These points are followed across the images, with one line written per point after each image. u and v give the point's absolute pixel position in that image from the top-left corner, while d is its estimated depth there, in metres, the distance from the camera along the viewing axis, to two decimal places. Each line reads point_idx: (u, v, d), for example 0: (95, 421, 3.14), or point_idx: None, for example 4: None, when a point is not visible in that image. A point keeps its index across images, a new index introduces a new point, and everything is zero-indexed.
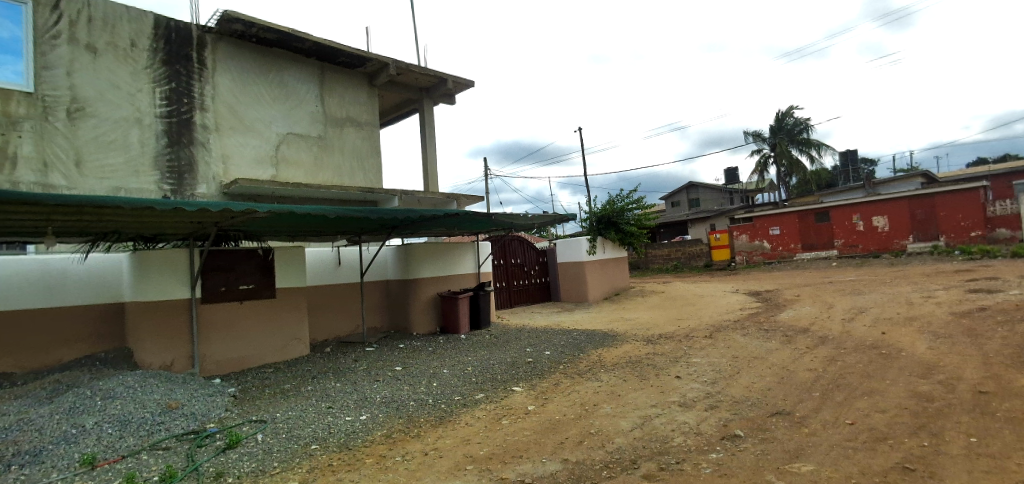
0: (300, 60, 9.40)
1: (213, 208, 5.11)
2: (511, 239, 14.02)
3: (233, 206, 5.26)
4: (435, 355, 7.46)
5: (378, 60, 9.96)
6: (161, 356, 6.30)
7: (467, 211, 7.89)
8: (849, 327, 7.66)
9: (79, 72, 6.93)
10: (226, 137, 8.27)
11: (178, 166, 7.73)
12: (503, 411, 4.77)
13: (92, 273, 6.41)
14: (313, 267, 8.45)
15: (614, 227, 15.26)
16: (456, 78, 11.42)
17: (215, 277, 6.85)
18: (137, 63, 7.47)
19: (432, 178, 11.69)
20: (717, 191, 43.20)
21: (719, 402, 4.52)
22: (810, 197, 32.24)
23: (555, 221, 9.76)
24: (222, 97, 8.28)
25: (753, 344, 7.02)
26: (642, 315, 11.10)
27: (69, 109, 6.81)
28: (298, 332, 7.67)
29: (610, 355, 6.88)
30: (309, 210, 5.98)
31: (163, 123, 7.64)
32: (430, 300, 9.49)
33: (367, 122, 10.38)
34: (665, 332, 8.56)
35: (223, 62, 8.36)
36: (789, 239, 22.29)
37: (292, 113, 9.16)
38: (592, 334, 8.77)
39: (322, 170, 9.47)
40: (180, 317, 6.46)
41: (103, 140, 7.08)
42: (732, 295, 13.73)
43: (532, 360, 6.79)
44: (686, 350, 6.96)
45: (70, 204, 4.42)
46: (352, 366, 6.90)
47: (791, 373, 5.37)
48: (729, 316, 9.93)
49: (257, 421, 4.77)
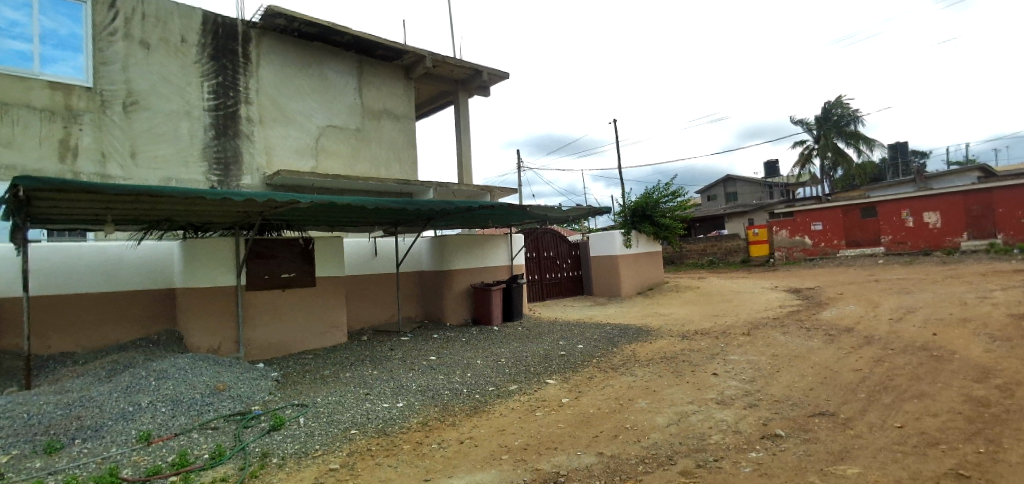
0: (339, 53, 9.59)
1: (259, 199, 5.31)
2: (543, 232, 14.01)
3: (277, 197, 5.45)
4: (468, 346, 7.55)
5: (414, 53, 10.07)
6: (209, 340, 6.60)
7: (501, 203, 7.91)
8: (898, 327, 7.34)
9: (134, 67, 7.28)
10: (269, 130, 8.54)
11: (224, 157, 8.04)
12: (537, 403, 4.80)
13: (146, 259, 6.77)
14: (350, 256, 8.67)
15: (648, 221, 15.02)
16: (491, 70, 11.43)
17: (259, 264, 7.12)
18: (186, 58, 7.78)
19: (466, 170, 11.77)
20: (756, 184, 41.89)
21: (758, 401, 4.41)
22: (855, 191, 30.86)
23: (588, 214, 9.68)
24: (265, 91, 8.55)
25: (794, 342, 6.81)
26: (676, 310, 10.92)
27: (125, 103, 7.17)
28: (337, 320, 7.90)
29: (644, 350, 6.81)
30: (349, 200, 6.14)
31: (210, 116, 7.94)
32: (464, 291, 9.60)
33: (403, 115, 10.52)
34: (701, 329, 8.40)
35: (267, 56, 8.62)
36: (832, 235, 21.43)
37: (331, 106, 9.38)
38: (625, 328, 8.69)
39: (359, 161, 9.67)
40: (227, 303, 6.74)
41: (156, 132, 7.43)
42: (771, 292, 13.32)
43: (565, 354, 6.78)
44: (723, 347, 6.82)
45: (128, 193, 4.67)
46: (388, 354, 7.07)
47: (835, 373, 5.18)
48: (767, 314, 9.67)
49: (298, 405, 4.94)
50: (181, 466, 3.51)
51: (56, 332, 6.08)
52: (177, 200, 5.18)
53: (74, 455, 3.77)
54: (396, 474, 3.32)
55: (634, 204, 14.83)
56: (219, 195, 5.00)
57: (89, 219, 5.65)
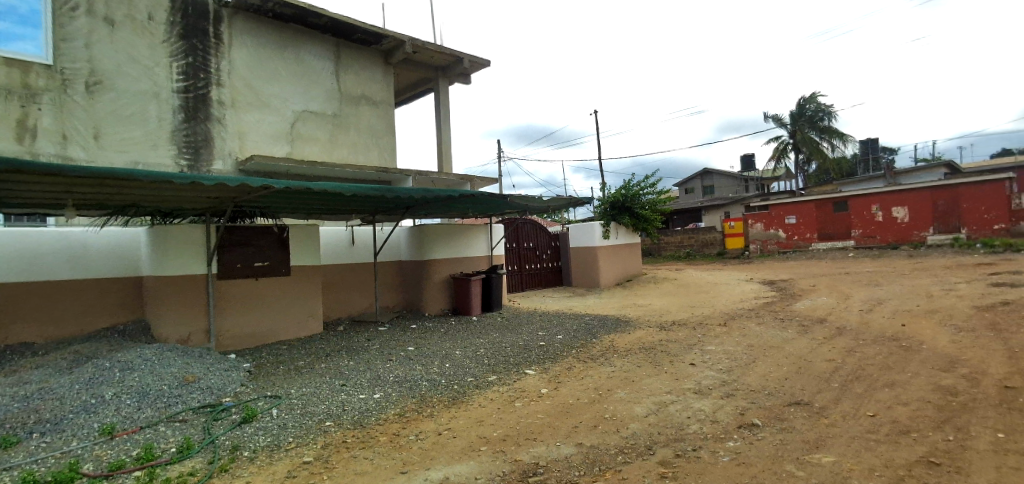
0: (316, 36, 9.29)
1: (231, 183, 5.10)
2: (524, 222, 13.95)
3: (251, 182, 5.24)
4: (447, 336, 7.46)
5: (394, 38, 9.83)
6: (179, 330, 6.38)
7: (483, 192, 7.80)
8: (868, 318, 7.53)
9: (97, 44, 6.91)
10: (242, 113, 8.23)
11: (195, 141, 7.73)
12: (516, 394, 4.77)
13: (111, 246, 6.47)
14: (327, 245, 8.47)
15: (628, 212, 15.11)
16: (473, 57, 11.26)
17: (232, 252, 6.89)
18: (154, 37, 7.42)
19: (446, 158, 11.61)
20: (733, 178, 42.56)
21: (736, 391, 4.45)
22: (828, 186, 31.62)
23: (570, 205, 9.65)
24: (238, 72, 8.23)
25: (769, 333, 6.93)
26: (654, 301, 11.03)
27: (88, 82, 6.81)
28: (313, 309, 7.72)
29: (623, 341, 6.84)
30: (326, 186, 5.95)
31: (180, 98, 7.61)
32: (443, 281, 9.50)
33: (382, 101, 10.28)
34: (678, 319, 8.49)
35: (240, 37, 8.28)
36: (805, 228, 21.92)
37: (308, 90, 9.09)
38: (604, 319, 8.73)
39: (337, 148, 9.43)
40: (197, 292, 6.51)
41: (121, 114, 7.08)
42: (747, 284, 13.56)
43: (545, 344, 6.76)
44: (700, 338, 6.89)
45: (90, 176, 4.43)
46: (365, 345, 6.94)
47: (809, 363, 5.28)
48: (742, 305, 9.83)
49: (271, 397, 4.80)
50: (145, 461, 3.37)
51: (13, 322, 5.77)
52: (144, 184, 4.94)
53: (31, 450, 3.59)
54: (372, 467, 3.24)
55: (614, 195, 14.89)
56: (189, 178, 4.78)
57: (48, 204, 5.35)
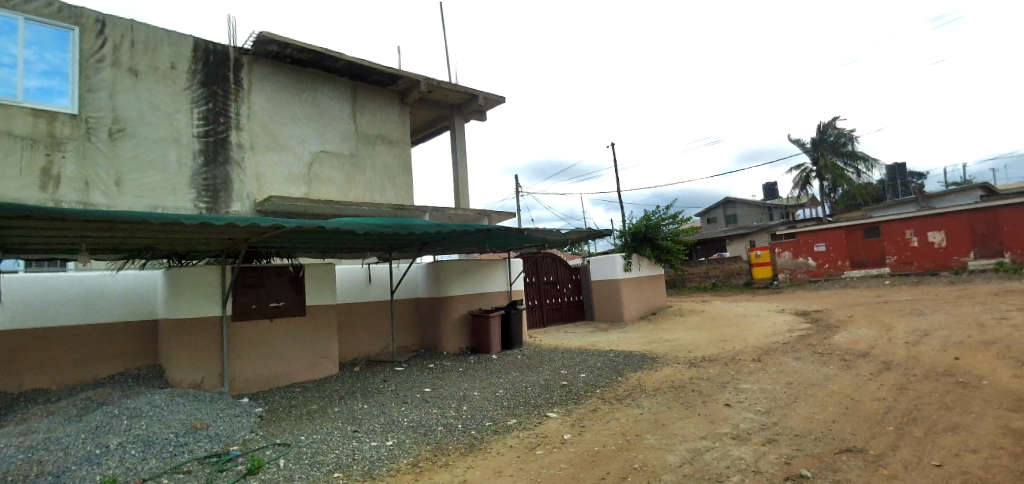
0: (333, 79, 9.51)
1: (240, 224, 5.03)
2: (543, 256, 13.73)
3: (261, 222, 5.17)
4: (465, 376, 7.18)
5: (410, 78, 10.01)
6: (191, 374, 6.27)
7: (498, 226, 7.62)
8: (917, 351, 6.98)
9: (121, 94, 7.15)
10: (260, 155, 8.37)
11: (213, 184, 7.84)
12: (537, 440, 4.44)
13: (126, 290, 6.47)
14: (342, 284, 8.38)
15: (650, 244, 14.78)
16: (487, 94, 11.38)
17: (247, 294, 6.84)
18: (176, 84, 7.67)
19: (463, 194, 11.59)
20: (756, 206, 41.84)
21: (778, 436, 4.05)
22: (857, 212, 30.69)
23: (589, 237, 9.44)
24: (257, 116, 8.42)
25: (808, 369, 6.47)
26: (682, 335, 10.55)
27: (111, 130, 7.01)
28: (328, 350, 7.56)
29: (651, 379, 6.45)
30: (338, 224, 5.85)
31: (200, 142, 7.78)
32: (461, 318, 9.27)
33: (398, 139, 10.40)
34: (709, 355, 8.04)
35: (259, 82, 8.52)
36: (835, 256, 21.19)
37: (325, 132, 9.25)
38: (629, 355, 8.33)
39: (353, 187, 9.49)
40: (210, 335, 6.42)
41: (143, 160, 7.25)
42: (779, 315, 12.95)
43: (567, 384, 6.42)
44: (733, 375, 6.46)
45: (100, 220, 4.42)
46: (381, 386, 6.70)
47: (857, 402, 4.84)
48: (777, 338, 9.30)
49: (280, 444, 4.57)
50: None
51: (27, 369, 5.75)
52: (155, 227, 4.92)
53: None
54: None
55: (634, 227, 14.63)
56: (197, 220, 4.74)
57: (63, 249, 5.39)
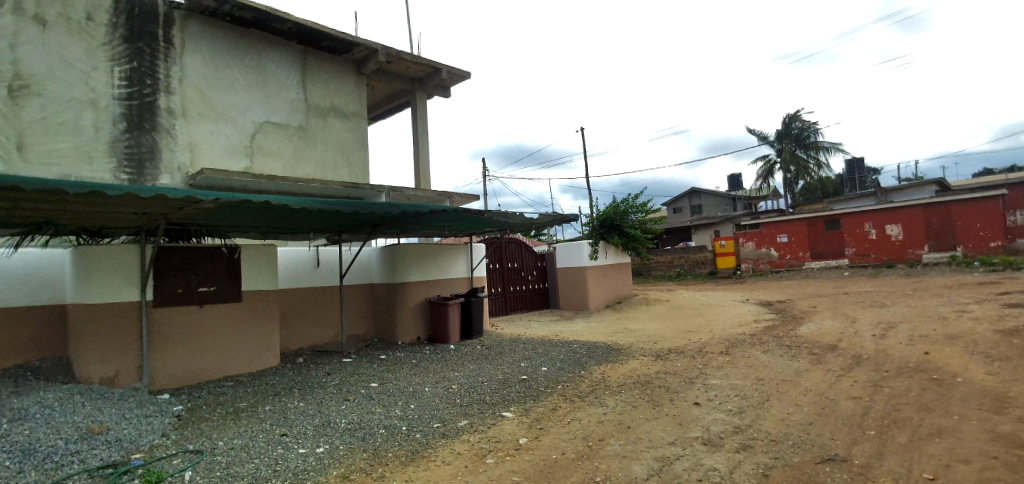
0: (280, 43, 8.64)
1: (144, 194, 4.23)
2: (508, 242, 13.23)
3: (169, 193, 4.37)
4: (418, 369, 6.65)
5: (366, 46, 9.23)
6: (103, 367, 5.48)
7: (456, 208, 6.95)
8: (885, 345, 6.86)
9: (24, 45, 6.17)
10: (194, 123, 7.50)
11: (138, 153, 6.96)
12: (490, 446, 3.95)
13: (26, 270, 5.52)
14: (286, 268, 7.68)
15: (618, 231, 14.51)
16: (451, 68, 10.70)
17: (172, 275, 6.06)
18: (92, 38, 6.70)
19: (424, 175, 10.93)
20: (721, 197, 42.57)
21: (752, 441, 3.72)
22: (818, 205, 31.42)
23: (555, 222, 8.98)
24: (190, 80, 7.51)
25: (778, 364, 6.26)
26: (648, 325, 10.29)
27: (11, 86, 6.04)
28: (267, 340, 6.88)
29: (615, 373, 6.09)
30: (270, 198, 5.09)
31: (122, 106, 6.86)
32: (418, 306, 8.70)
33: (353, 113, 9.65)
34: (675, 347, 7.77)
35: (194, 42, 7.59)
36: (797, 247, 21.56)
37: (271, 101, 8.42)
38: (594, 346, 7.97)
39: (302, 163, 8.72)
40: (127, 324, 5.66)
41: (49, 122, 6.29)
42: (744, 305, 12.90)
43: (527, 378, 5.99)
44: (701, 370, 6.17)
45: None
46: (323, 380, 6.10)
47: (831, 403, 4.58)
48: (742, 329, 9.12)
49: (191, 452, 3.90)
50: None
51: None
52: (38, 197, 4.09)
53: None
54: None
55: (602, 214, 14.31)
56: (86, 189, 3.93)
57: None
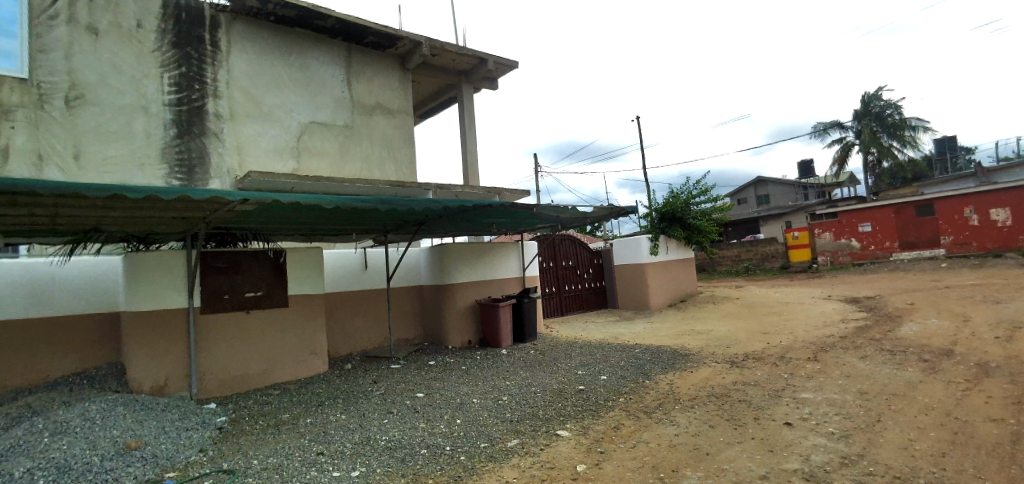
0: (325, 41, 8.55)
1: (167, 196, 3.89)
2: (561, 238, 12.64)
3: (192, 194, 4.03)
4: (467, 377, 6.24)
5: (410, 39, 8.98)
6: (153, 373, 5.47)
7: (501, 202, 6.31)
8: (1018, 351, 5.70)
9: (79, 56, 6.32)
10: (241, 126, 7.50)
11: (189, 158, 7.01)
12: (543, 473, 3.42)
13: (81, 278, 5.62)
14: (333, 270, 7.53)
15: (679, 224, 13.54)
16: (497, 58, 10.31)
17: (218, 280, 5.99)
18: (143, 46, 6.81)
19: (473, 171, 10.58)
20: (791, 185, 39.68)
21: (870, 478, 2.98)
22: (906, 189, 28.36)
23: (611, 215, 8.32)
24: (237, 82, 7.52)
25: (882, 374, 5.31)
26: (718, 326, 9.37)
27: (67, 97, 6.20)
28: (315, 345, 6.72)
29: (685, 383, 5.40)
30: (299, 197, 4.65)
31: (172, 111, 6.93)
32: (468, 308, 8.32)
33: (399, 109, 9.44)
34: (752, 352, 6.91)
35: (239, 44, 7.61)
36: (883, 237, 19.41)
37: (316, 100, 8.33)
38: (658, 351, 7.24)
39: (349, 162, 8.60)
40: (176, 330, 5.64)
41: (103, 131, 6.41)
42: (827, 303, 11.58)
43: (584, 389, 5.42)
44: (787, 381, 5.34)
45: None
46: (368, 389, 5.81)
47: (967, 427, 3.68)
48: (830, 331, 8.06)
49: (223, 472, 3.64)
50: None
51: None
52: (70, 202, 3.98)
53: None
54: None
55: (662, 206, 13.41)
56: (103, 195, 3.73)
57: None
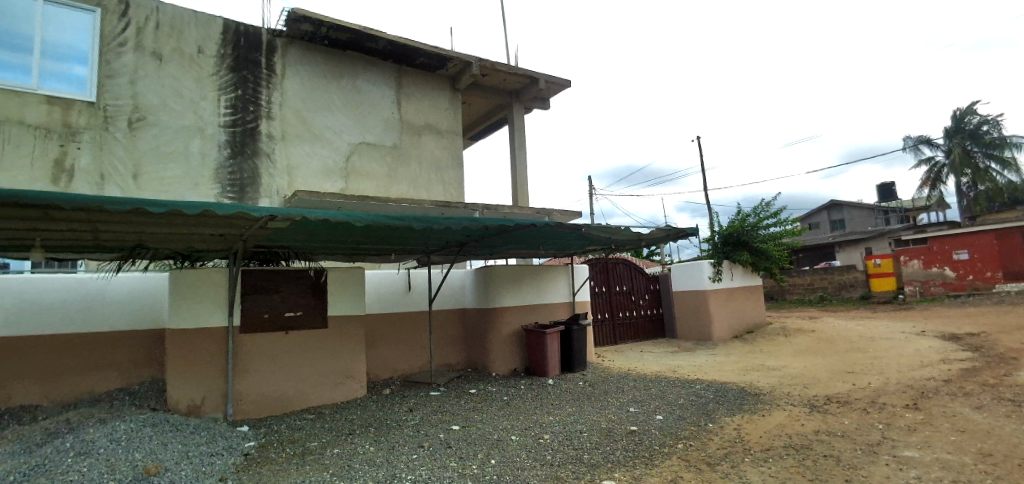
0: (375, 64, 8.64)
1: (190, 211, 3.68)
2: (615, 262, 12.00)
3: (217, 209, 3.80)
4: (508, 409, 5.77)
5: (459, 59, 8.92)
6: (191, 392, 5.41)
7: (546, 222, 5.85)
8: None
9: (143, 80, 6.66)
10: (292, 147, 7.62)
11: (240, 178, 7.16)
12: None
13: (130, 294, 5.72)
14: (376, 291, 7.37)
15: (745, 249, 12.55)
16: (549, 77, 10.06)
17: (259, 299, 5.93)
18: (202, 70, 7.09)
19: (522, 192, 10.27)
20: (869, 209, 36.64)
21: None
22: (1010, 213, 25.26)
23: (668, 238, 7.69)
24: (290, 104, 7.69)
25: (1012, 432, 4.32)
26: (792, 363, 8.34)
27: (130, 119, 6.51)
28: (354, 369, 6.50)
29: (757, 430, 4.65)
30: (330, 213, 4.38)
31: (226, 133, 7.13)
32: (513, 334, 7.88)
33: (447, 130, 9.35)
34: (836, 395, 5.98)
35: (293, 67, 7.80)
36: (983, 266, 17.34)
37: (365, 121, 8.37)
38: (723, 389, 6.45)
39: (396, 182, 8.54)
40: (216, 348, 5.59)
41: (162, 152, 6.68)
42: (922, 340, 10.15)
43: (637, 430, 4.80)
44: (884, 433, 4.47)
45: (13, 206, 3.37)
46: (403, 418, 5.46)
47: None
48: (930, 373, 6.92)
49: None
50: None
51: (16, 379, 5.11)
52: (104, 217, 3.93)
53: None
54: None
55: (725, 229, 12.49)
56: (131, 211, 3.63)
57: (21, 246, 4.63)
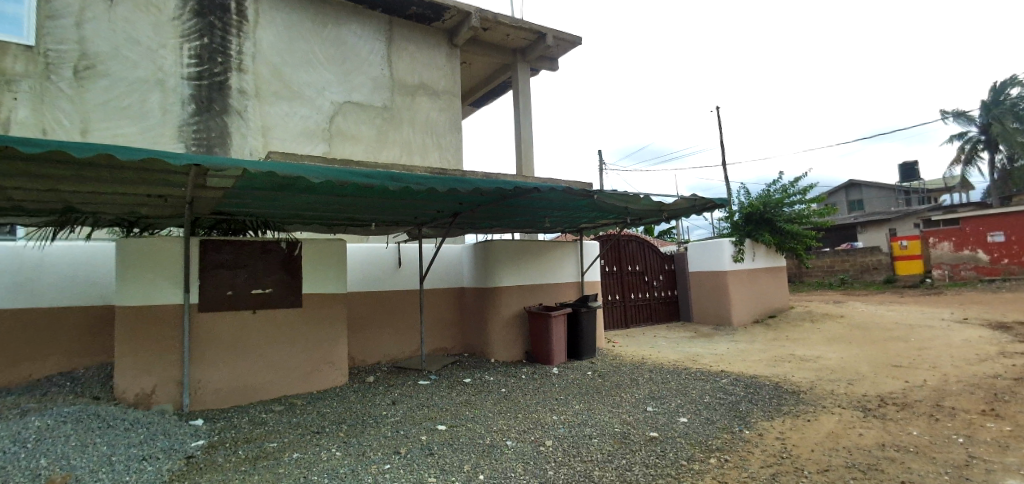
0: (364, 13, 7.67)
1: (77, 154, 2.71)
2: (627, 240, 11.10)
3: (119, 153, 2.85)
4: (506, 405, 4.97)
5: (457, 8, 7.91)
6: (139, 380, 4.67)
7: (552, 187, 4.92)
8: None
9: (90, 23, 5.77)
10: (268, 105, 6.74)
11: (207, 138, 6.31)
12: None
13: (71, 268, 4.96)
14: (361, 268, 6.58)
15: (769, 228, 11.58)
16: (557, 32, 9.02)
17: (221, 276, 5.11)
18: (162, 14, 6.19)
19: (528, 162, 9.35)
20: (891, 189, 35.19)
21: None
22: None
23: (691, 209, 6.75)
24: (264, 55, 6.78)
25: None
26: (826, 353, 7.44)
27: (77, 67, 5.66)
28: (332, 354, 5.75)
29: (806, 442, 3.80)
30: (278, 166, 3.46)
31: (191, 86, 6.26)
32: (515, 318, 7.07)
33: (445, 90, 8.41)
34: (889, 394, 5.11)
35: (268, 14, 6.87)
36: (1019, 248, 16.20)
37: (352, 77, 7.45)
38: (754, 384, 5.60)
39: (387, 147, 7.68)
40: (169, 331, 4.82)
41: (115, 105, 5.83)
42: (967, 328, 9.19)
43: (659, 437, 3.98)
44: (969, 448, 3.60)
45: None
46: (382, 414, 4.68)
47: None
48: (991, 368, 6.01)
49: None
50: None
51: None
52: None
53: None
54: None
55: (748, 206, 11.50)
56: (4, 154, 2.73)
57: None
